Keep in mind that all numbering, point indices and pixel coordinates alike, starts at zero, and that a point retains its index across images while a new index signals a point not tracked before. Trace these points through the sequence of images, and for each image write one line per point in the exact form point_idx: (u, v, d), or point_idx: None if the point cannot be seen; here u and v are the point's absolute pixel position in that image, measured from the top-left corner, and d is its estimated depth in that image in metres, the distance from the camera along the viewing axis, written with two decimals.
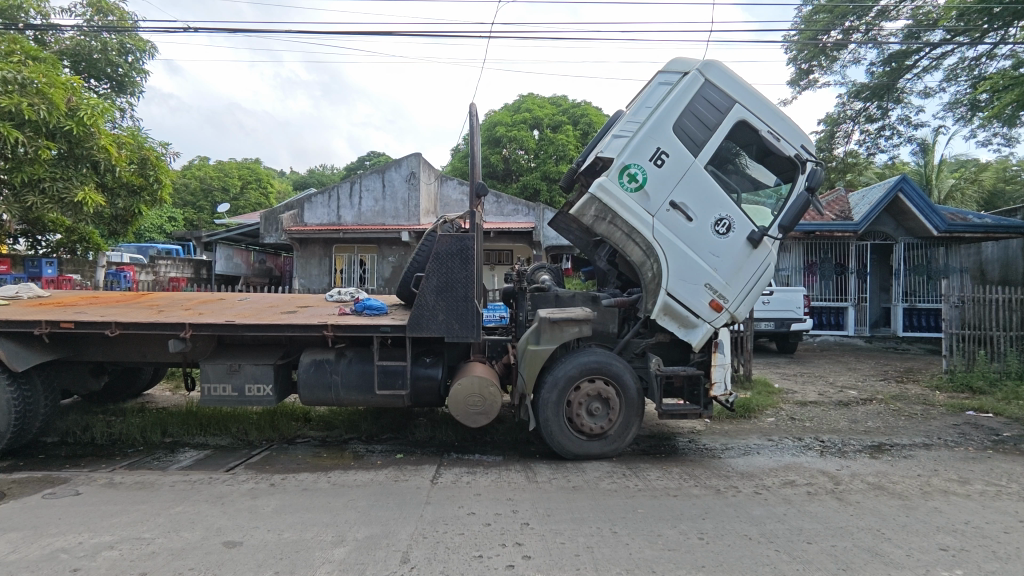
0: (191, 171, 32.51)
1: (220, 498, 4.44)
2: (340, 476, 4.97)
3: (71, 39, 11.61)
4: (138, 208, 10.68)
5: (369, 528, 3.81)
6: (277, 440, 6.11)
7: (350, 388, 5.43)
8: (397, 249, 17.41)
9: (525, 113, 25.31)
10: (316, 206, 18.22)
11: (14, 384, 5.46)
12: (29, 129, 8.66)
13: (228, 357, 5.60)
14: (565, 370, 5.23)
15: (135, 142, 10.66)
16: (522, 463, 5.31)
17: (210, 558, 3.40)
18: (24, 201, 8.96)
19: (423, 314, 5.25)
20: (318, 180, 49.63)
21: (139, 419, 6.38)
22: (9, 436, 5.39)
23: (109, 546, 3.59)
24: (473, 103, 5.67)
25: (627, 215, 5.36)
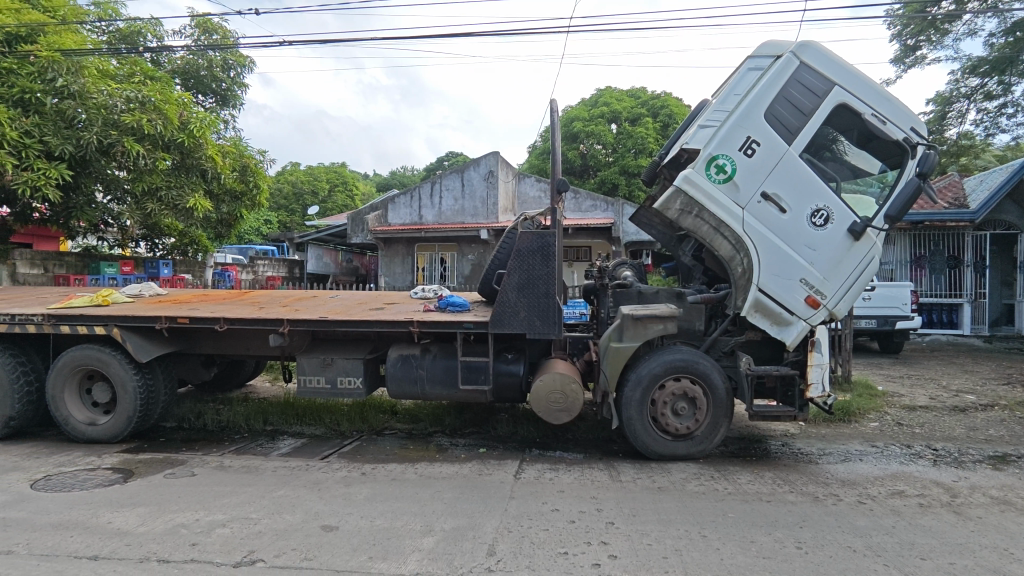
0: (284, 177, 34.70)
1: (316, 484, 4.71)
2: (426, 467, 5.12)
3: (182, 58, 12.65)
4: (240, 212, 11.73)
5: (455, 519, 3.90)
6: (366, 431, 6.39)
7: (435, 382, 5.58)
8: (476, 248, 17.66)
9: (603, 107, 25.01)
10: (399, 207, 18.90)
11: (139, 373, 6.03)
12: (148, 143, 9.49)
13: (322, 351, 5.91)
14: (650, 368, 5.11)
15: (236, 151, 11.57)
16: (604, 461, 5.25)
17: (310, 540, 3.61)
18: (145, 208, 9.90)
19: (505, 311, 5.30)
20: (400, 181, 51.55)
21: (244, 408, 6.88)
22: (136, 420, 5.98)
23: (222, 524, 3.90)
24: (553, 98, 5.62)
25: (715, 208, 5.15)
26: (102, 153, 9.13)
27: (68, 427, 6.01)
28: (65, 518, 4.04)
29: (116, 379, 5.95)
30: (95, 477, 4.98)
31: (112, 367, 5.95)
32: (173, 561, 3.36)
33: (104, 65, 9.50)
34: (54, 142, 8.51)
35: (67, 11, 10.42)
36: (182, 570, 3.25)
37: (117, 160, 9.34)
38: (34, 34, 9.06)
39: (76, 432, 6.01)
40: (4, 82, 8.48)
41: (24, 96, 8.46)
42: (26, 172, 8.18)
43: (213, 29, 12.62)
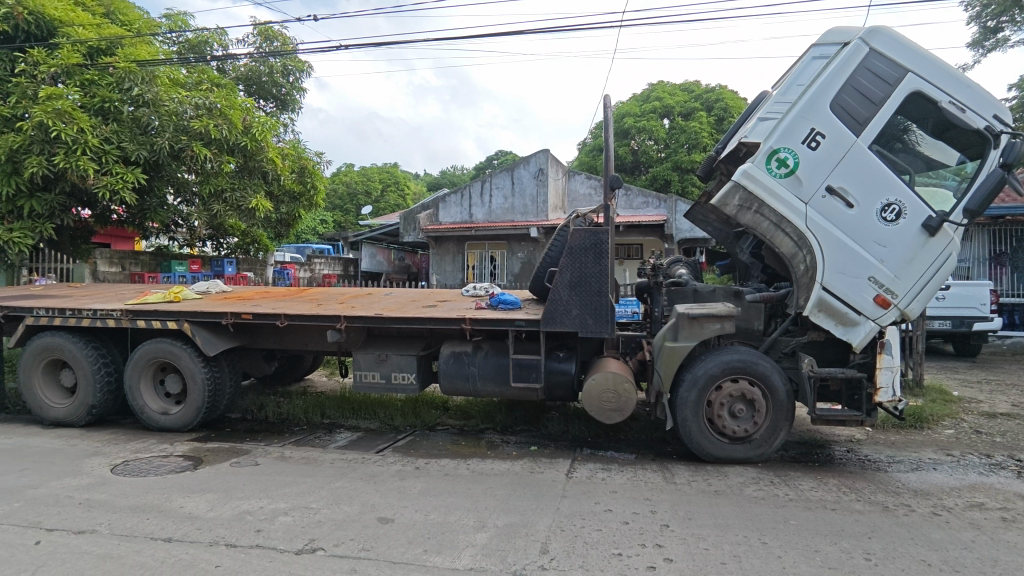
0: (339, 179, 35.78)
1: (372, 477, 4.82)
2: (478, 464, 5.17)
3: (245, 65, 13.18)
4: (298, 212, 12.16)
5: (508, 516, 3.92)
6: (419, 426, 6.51)
7: (486, 379, 5.61)
8: (526, 246, 17.67)
9: (655, 101, 24.56)
10: (450, 206, 19.14)
11: (207, 365, 6.33)
12: (215, 147, 10.00)
13: (376, 347, 6.04)
14: (706, 368, 4.98)
15: (295, 153, 11.99)
16: (658, 463, 5.15)
17: (367, 531, 3.70)
18: (212, 209, 10.41)
19: (557, 308, 5.28)
20: (451, 180, 52.20)
21: (303, 401, 7.12)
22: (205, 410, 6.29)
23: (284, 512, 4.06)
24: (606, 94, 5.55)
25: (776, 203, 4.97)
26: (173, 157, 9.64)
27: (144, 415, 6.40)
28: (142, 501, 4.30)
29: (186, 371, 6.27)
30: (168, 463, 5.27)
31: (183, 360, 6.27)
32: (240, 545, 3.51)
33: (174, 74, 10.01)
34: (130, 148, 9.03)
35: (141, 24, 11.04)
36: (248, 555, 3.39)
37: (186, 164, 9.83)
38: (112, 46, 9.63)
39: (151, 420, 6.38)
40: (86, 92, 9.02)
41: (103, 105, 9.00)
42: (105, 176, 8.73)
43: (274, 36, 13.10)
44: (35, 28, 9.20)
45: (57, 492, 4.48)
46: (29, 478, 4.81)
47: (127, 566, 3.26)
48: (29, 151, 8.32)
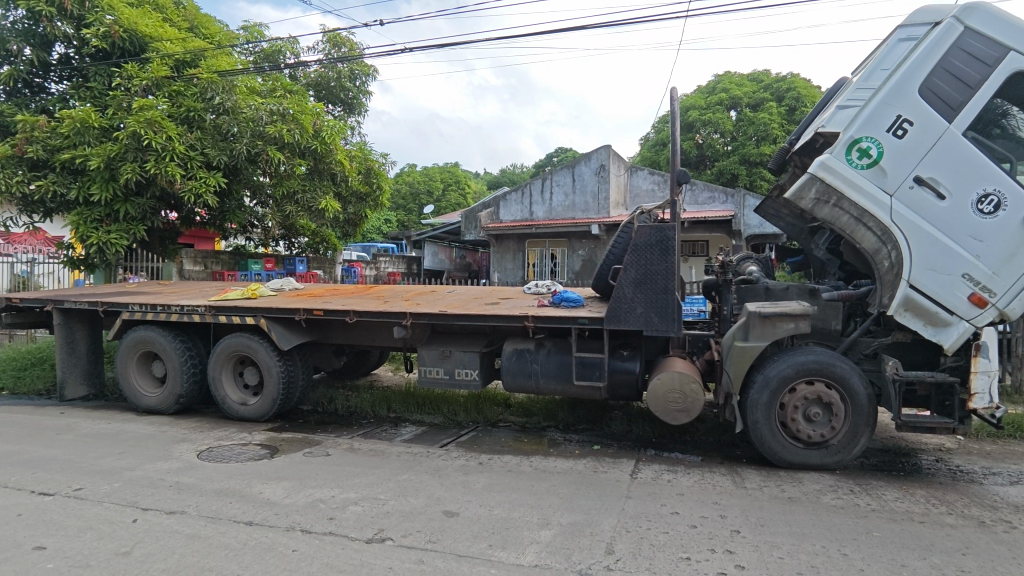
0: (402, 179, 36.72)
1: (437, 471, 4.92)
2: (541, 461, 5.18)
3: (315, 71, 13.70)
4: (364, 212, 12.57)
5: (571, 515, 3.90)
6: (481, 422, 6.59)
7: (549, 377, 5.60)
8: (587, 243, 17.53)
9: (722, 93, 23.75)
10: (510, 204, 19.22)
11: (281, 359, 6.66)
12: (289, 152, 10.50)
13: (440, 343, 6.15)
14: (779, 369, 4.78)
15: (361, 155, 12.38)
16: (727, 467, 4.98)
17: (434, 524, 3.78)
18: (285, 210, 10.92)
19: (621, 306, 5.20)
20: (510, 179, 52.46)
21: (370, 395, 7.35)
22: (280, 401, 6.61)
23: (354, 502, 4.20)
24: (673, 87, 5.41)
25: (856, 195, 4.70)
26: (250, 162, 10.19)
27: (225, 405, 6.80)
28: (225, 485, 4.57)
29: (263, 364, 6.62)
30: (248, 451, 5.57)
31: (260, 354, 6.62)
32: (314, 532, 3.67)
33: (251, 83, 10.50)
34: (212, 153, 9.63)
35: (221, 37, 11.70)
36: (322, 541, 3.54)
37: (262, 167, 10.36)
38: (195, 59, 10.22)
39: (232, 411, 6.77)
40: (173, 102, 9.64)
41: (188, 114, 9.58)
42: (190, 180, 9.34)
43: (342, 42, 13.54)
44: (128, 44, 9.91)
45: (151, 475, 4.83)
46: (127, 460, 5.21)
47: (214, 546, 3.48)
48: (124, 159, 9.00)
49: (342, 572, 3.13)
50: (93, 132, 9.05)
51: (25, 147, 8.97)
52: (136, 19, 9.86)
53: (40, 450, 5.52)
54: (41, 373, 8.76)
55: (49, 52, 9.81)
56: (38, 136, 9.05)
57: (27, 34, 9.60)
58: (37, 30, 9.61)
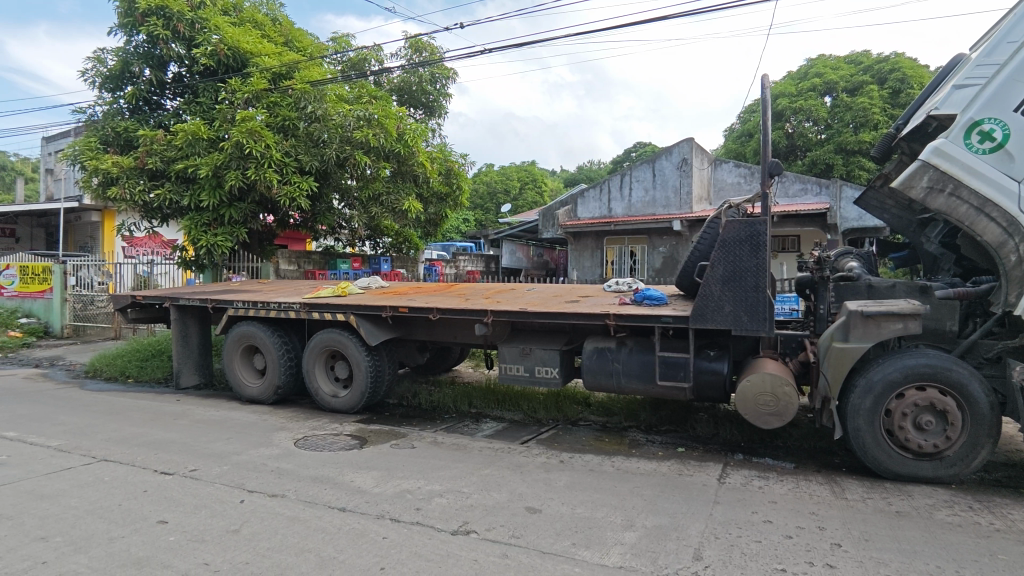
0: (480, 178, 37.33)
1: (518, 467, 4.96)
2: (623, 462, 5.09)
3: (398, 77, 14.18)
4: (445, 211, 12.90)
5: (656, 517, 3.82)
6: (561, 420, 6.58)
7: (631, 377, 5.49)
8: (668, 239, 17.07)
9: (815, 78, 22.33)
10: (589, 201, 18.99)
11: (369, 354, 6.95)
12: (374, 155, 10.97)
13: (521, 341, 6.19)
14: (884, 373, 4.43)
15: (442, 156, 12.67)
16: (824, 475, 4.68)
17: (516, 520, 3.81)
18: (370, 212, 11.38)
19: (708, 305, 5.01)
20: (587, 175, 51.97)
21: (452, 391, 7.53)
22: (368, 394, 6.90)
23: (439, 494, 4.32)
24: (764, 73, 5.12)
25: (977, 183, 4.26)
26: (339, 166, 10.73)
27: (318, 397, 7.19)
28: (320, 472, 4.84)
29: (352, 358, 6.94)
30: (339, 441, 5.87)
31: (350, 348, 6.95)
32: (403, 521, 3.80)
33: (340, 91, 10.99)
34: (305, 159, 10.23)
35: (312, 49, 12.37)
36: (410, 531, 3.66)
37: (349, 171, 10.89)
38: (290, 71, 10.85)
39: (324, 402, 7.15)
40: (271, 113, 10.29)
41: (284, 123, 10.22)
42: (286, 185, 9.97)
43: (423, 47, 13.93)
44: (232, 60, 10.68)
45: (255, 459, 5.20)
46: (234, 445, 5.64)
47: (312, 529, 3.69)
48: (229, 167, 9.72)
49: (429, 562, 3.22)
50: (202, 143, 9.84)
51: (146, 159, 9.91)
52: (239, 37, 10.58)
53: (161, 433, 6.10)
54: (160, 363, 9.66)
55: (165, 72, 10.77)
56: (156, 149, 9.97)
57: (146, 56, 10.58)
58: (154, 52, 10.57)
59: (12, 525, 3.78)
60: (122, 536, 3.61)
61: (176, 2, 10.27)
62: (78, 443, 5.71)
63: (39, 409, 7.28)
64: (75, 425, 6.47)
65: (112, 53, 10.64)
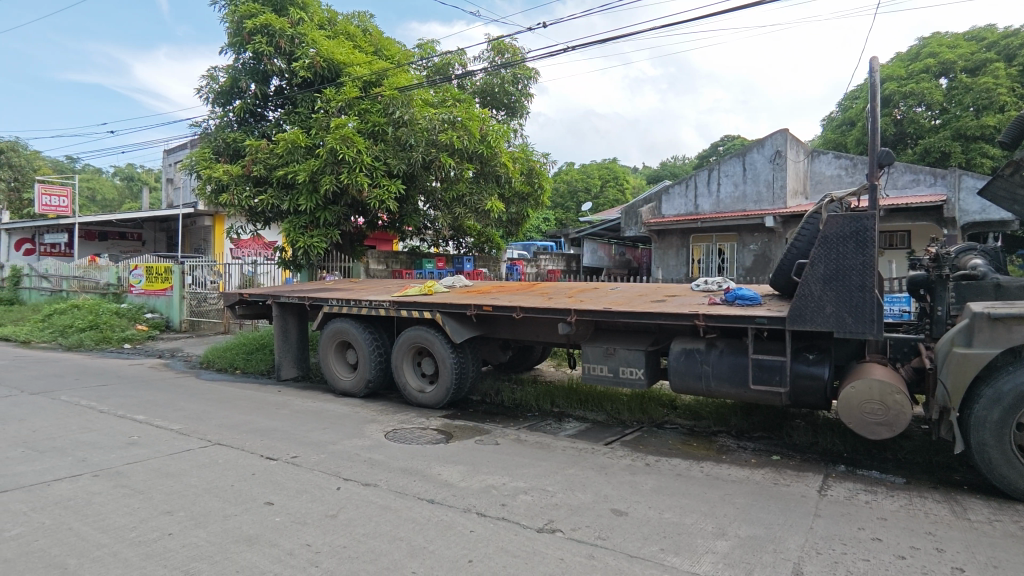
0: (561, 176, 37.23)
1: (603, 468, 4.90)
2: (713, 467, 4.90)
3: (482, 79, 14.41)
4: (526, 211, 12.98)
5: (749, 527, 3.65)
6: (646, 422, 6.43)
7: (721, 379, 5.28)
8: (760, 236, 16.26)
9: (928, 59, 20.43)
10: (673, 197, 18.41)
11: (454, 351, 7.13)
12: (459, 157, 11.23)
13: (605, 341, 6.11)
14: (1015, 383, 4.00)
15: (524, 156, 12.77)
16: (941, 493, 4.28)
17: (602, 521, 3.77)
18: (454, 213, 11.69)
19: (807, 305, 4.71)
20: (672, 171, 50.53)
21: (534, 389, 7.56)
22: (453, 390, 7.07)
23: (524, 491, 4.36)
24: (874, 55, 4.78)
25: None
26: (425, 169, 11.08)
27: (406, 392, 7.47)
28: (410, 464, 5.03)
29: (439, 355, 7.14)
30: (427, 435, 6.05)
31: (436, 345, 7.16)
32: (489, 516, 3.87)
33: (426, 96, 11.33)
34: (393, 163, 10.65)
35: (400, 56, 12.86)
36: (496, 526, 3.71)
37: (435, 173, 11.22)
38: (379, 78, 11.34)
39: (411, 397, 7.41)
40: (362, 119, 10.79)
41: (374, 128, 10.69)
42: (375, 189, 10.43)
43: (505, 49, 14.08)
44: (327, 71, 11.31)
45: (349, 449, 5.48)
46: (330, 435, 5.97)
47: (403, 518, 3.84)
48: (324, 172, 10.30)
49: (516, 558, 3.25)
50: (300, 151, 10.47)
51: (252, 167, 10.68)
52: (333, 49, 11.19)
53: (266, 421, 6.57)
54: (264, 356, 10.41)
55: (268, 85, 11.57)
56: (261, 157, 10.74)
57: (252, 72, 11.40)
58: (259, 67, 11.37)
59: (143, 498, 4.21)
60: (235, 514, 3.92)
61: (278, 20, 10.98)
62: (196, 427, 6.26)
63: (163, 395, 8.06)
64: (192, 411, 7.10)
65: (223, 70, 11.56)
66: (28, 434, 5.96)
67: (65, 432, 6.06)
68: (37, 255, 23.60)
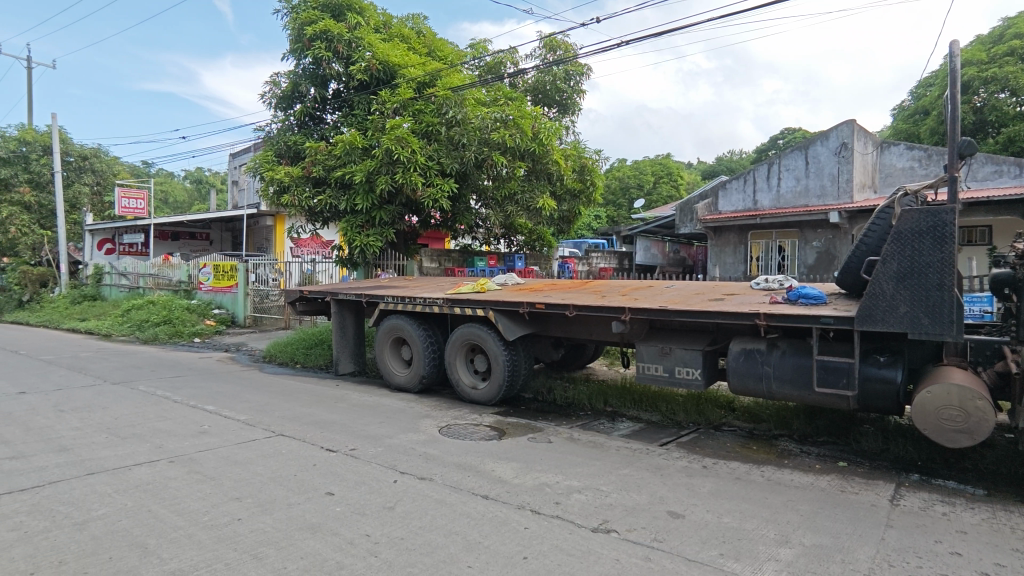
0: (612, 173, 36.76)
1: (659, 469, 4.82)
2: (774, 472, 4.73)
3: (533, 77, 14.39)
4: (578, 208, 12.89)
5: (815, 535, 3.50)
6: (703, 424, 6.27)
7: (783, 381, 5.09)
8: (823, 233, 15.55)
9: (1013, 40, 18.98)
10: (731, 193, 17.85)
11: (507, 349, 7.17)
12: (511, 155, 11.26)
13: (660, 340, 6.00)
14: None
15: (576, 153, 12.68)
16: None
17: (658, 523, 3.71)
18: (506, 211, 11.75)
19: (878, 305, 4.47)
20: (728, 166, 49.04)
21: (586, 388, 7.50)
22: (505, 387, 7.11)
23: (578, 490, 4.34)
24: (954, 39, 4.48)
25: None
26: (477, 168, 11.17)
27: (459, 388, 7.57)
28: (464, 459, 5.09)
29: (491, 352, 7.19)
30: (480, 432, 6.11)
31: (489, 343, 7.22)
32: (543, 513, 3.87)
33: (478, 95, 11.42)
34: (446, 162, 10.80)
35: (452, 56, 13.00)
36: (551, 523, 3.71)
37: (487, 172, 11.29)
38: (433, 79, 11.49)
39: (464, 393, 7.49)
40: (416, 120, 10.97)
41: (428, 128, 10.85)
42: (429, 188, 10.60)
43: (557, 46, 14.00)
44: (382, 73, 11.56)
45: (404, 443, 5.60)
46: (386, 429, 6.11)
47: (458, 513, 3.89)
48: (380, 172, 10.54)
49: (571, 556, 3.24)
50: (357, 152, 10.74)
51: (312, 168, 11.06)
52: (388, 51, 11.44)
53: (325, 414, 6.80)
54: (322, 351, 10.77)
55: (326, 88, 11.93)
56: (319, 159, 11.10)
57: (312, 77, 11.79)
58: (319, 72, 11.74)
59: (214, 485, 4.43)
60: (298, 502, 4.08)
61: (336, 25, 11.31)
62: (261, 418, 6.55)
63: (230, 388, 8.46)
64: (256, 403, 7.42)
65: (285, 76, 12.01)
66: (111, 421, 6.39)
67: (143, 421, 6.46)
68: (116, 255, 25.24)
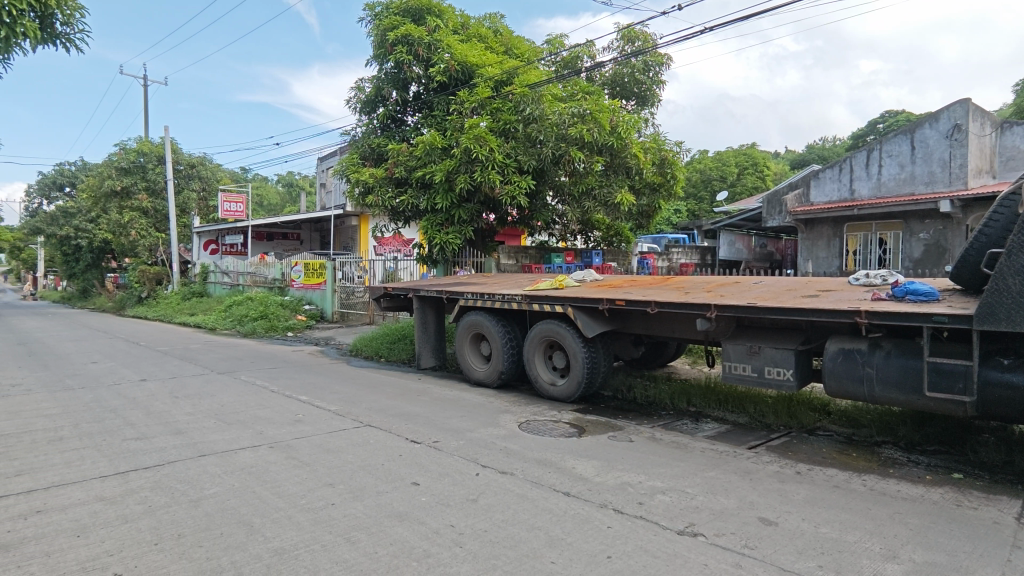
0: (693, 165, 35.53)
1: (748, 473, 4.61)
2: (878, 481, 4.41)
3: (611, 70, 14.17)
4: (658, 202, 12.57)
5: (927, 552, 3.23)
6: (796, 427, 5.94)
7: (888, 384, 4.73)
8: (931, 223, 14.28)
9: None
10: (823, 182, 16.75)
11: (586, 346, 7.12)
12: (588, 150, 11.11)
13: (748, 339, 5.74)
14: None
15: (656, 146, 12.31)
16: None
17: (749, 529, 3.55)
18: (583, 206, 11.66)
19: (1002, 302, 4.05)
20: (820, 155, 46.07)
21: (668, 387, 7.31)
22: (584, 384, 7.06)
23: (662, 491, 4.23)
24: None
25: None
26: (554, 164, 11.13)
27: (537, 384, 7.61)
28: (543, 456, 5.10)
29: (570, 349, 7.17)
30: (559, 428, 6.11)
31: (568, 340, 7.20)
32: (626, 513, 3.81)
33: (555, 90, 11.35)
34: (524, 159, 10.86)
35: (529, 53, 13.04)
36: (634, 524, 3.65)
37: (564, 168, 11.21)
38: (510, 77, 11.57)
39: (543, 389, 7.52)
40: (494, 118, 11.10)
41: (506, 126, 10.96)
42: (507, 185, 10.71)
43: (636, 36, 13.71)
44: (461, 74, 11.77)
45: (485, 437, 5.69)
46: (467, 423, 6.24)
47: (540, 508, 3.91)
48: (459, 171, 10.75)
49: (657, 559, 3.17)
50: (437, 152, 10.98)
51: (394, 169, 11.45)
52: (466, 52, 11.62)
53: (409, 406, 7.04)
54: (405, 346, 11.17)
55: (407, 91, 12.30)
56: (401, 160, 11.47)
57: (393, 80, 12.19)
58: (400, 75, 12.11)
59: (309, 470, 4.71)
60: (386, 491, 4.25)
61: (417, 29, 11.64)
62: (349, 409, 6.88)
63: (321, 379, 8.96)
64: (345, 394, 7.81)
65: (368, 81, 12.49)
66: (218, 408, 6.94)
67: (246, 408, 6.97)
68: (220, 254, 27.33)
